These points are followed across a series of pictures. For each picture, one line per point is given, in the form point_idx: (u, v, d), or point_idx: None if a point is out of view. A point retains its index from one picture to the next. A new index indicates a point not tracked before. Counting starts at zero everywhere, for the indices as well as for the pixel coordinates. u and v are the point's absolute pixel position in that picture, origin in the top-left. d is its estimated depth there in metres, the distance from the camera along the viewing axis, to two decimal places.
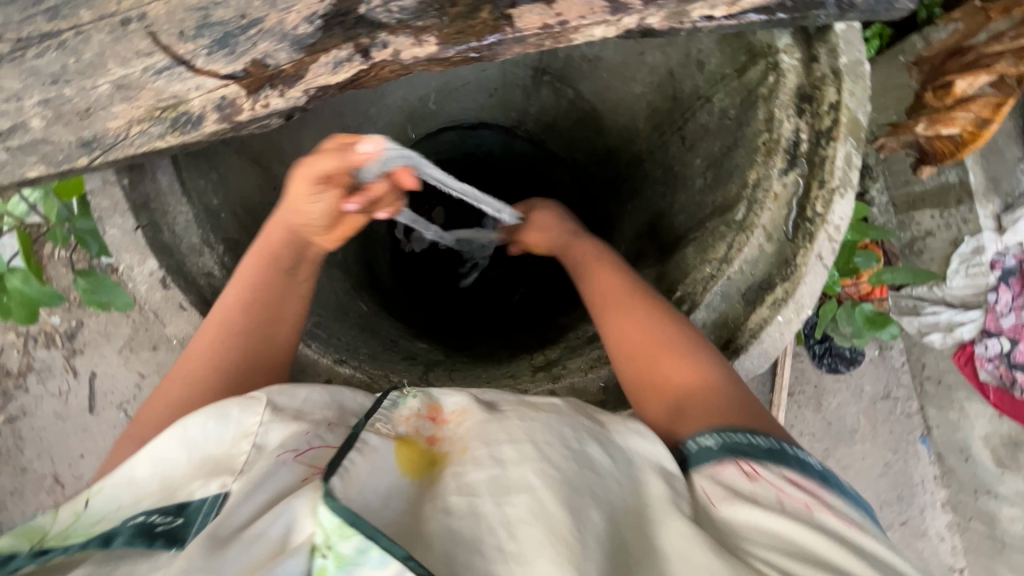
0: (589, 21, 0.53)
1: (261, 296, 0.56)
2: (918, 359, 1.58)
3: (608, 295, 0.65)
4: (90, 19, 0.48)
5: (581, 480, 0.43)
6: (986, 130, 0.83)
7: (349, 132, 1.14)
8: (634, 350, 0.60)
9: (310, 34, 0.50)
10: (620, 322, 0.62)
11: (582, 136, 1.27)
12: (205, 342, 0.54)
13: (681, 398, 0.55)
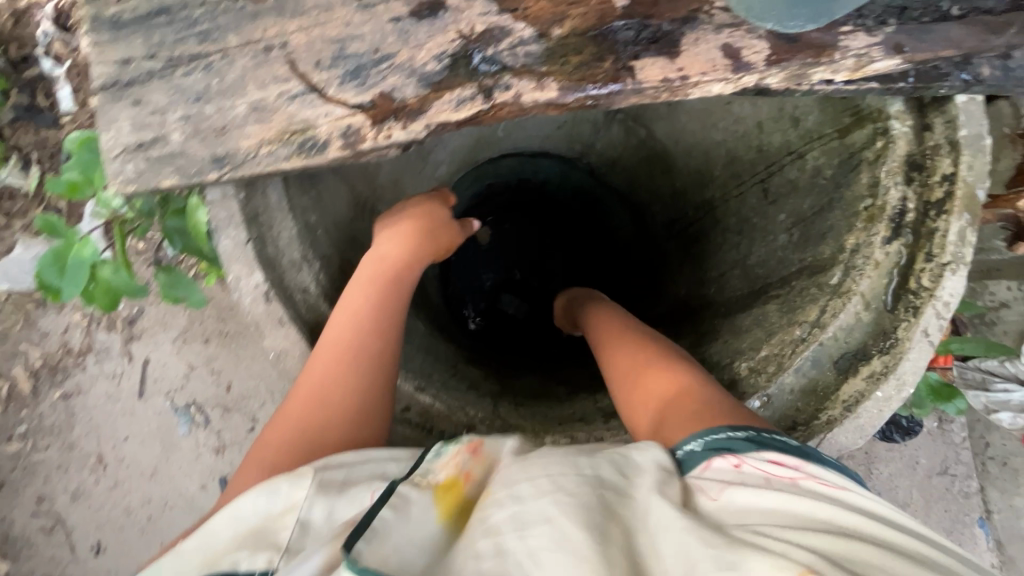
0: (710, 78, 0.53)
1: (350, 341, 0.54)
2: (980, 437, 1.49)
3: (611, 340, 0.69)
4: (236, 43, 0.51)
5: (598, 504, 0.40)
6: None
7: (425, 153, 1.16)
8: (622, 386, 0.61)
9: (437, 71, 0.52)
10: (613, 357, 0.65)
11: (649, 174, 1.27)
12: (306, 397, 0.52)
13: (665, 415, 0.53)
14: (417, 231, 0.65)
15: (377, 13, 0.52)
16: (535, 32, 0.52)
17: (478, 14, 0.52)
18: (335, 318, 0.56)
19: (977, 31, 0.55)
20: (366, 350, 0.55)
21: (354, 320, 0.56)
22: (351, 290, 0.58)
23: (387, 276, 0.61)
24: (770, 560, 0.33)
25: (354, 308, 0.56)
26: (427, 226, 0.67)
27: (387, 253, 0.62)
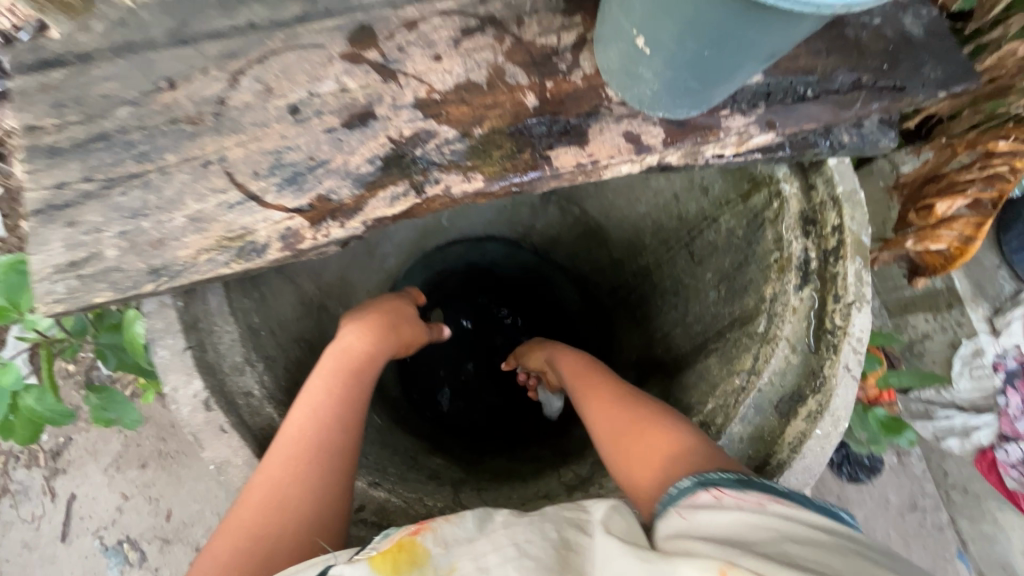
0: (618, 160, 0.60)
1: (310, 439, 0.53)
2: (938, 467, 1.58)
3: (594, 393, 0.69)
4: (175, 161, 0.54)
5: (561, 563, 0.45)
6: (970, 245, 0.86)
7: (371, 248, 1.21)
8: (613, 441, 0.61)
9: (369, 173, 0.56)
10: (600, 407, 0.66)
11: (587, 247, 1.34)
12: (261, 496, 0.49)
13: (656, 470, 0.55)
14: (380, 321, 0.67)
15: (311, 125, 0.56)
16: (459, 132, 0.58)
17: (404, 120, 0.57)
18: (296, 410, 0.55)
19: (831, 108, 0.65)
20: (325, 449, 0.53)
21: (315, 414, 0.54)
22: (317, 374, 0.58)
23: (352, 360, 0.61)
24: (697, 564, 0.39)
25: (313, 399, 0.55)
26: (390, 316, 0.68)
27: (351, 341, 0.63)
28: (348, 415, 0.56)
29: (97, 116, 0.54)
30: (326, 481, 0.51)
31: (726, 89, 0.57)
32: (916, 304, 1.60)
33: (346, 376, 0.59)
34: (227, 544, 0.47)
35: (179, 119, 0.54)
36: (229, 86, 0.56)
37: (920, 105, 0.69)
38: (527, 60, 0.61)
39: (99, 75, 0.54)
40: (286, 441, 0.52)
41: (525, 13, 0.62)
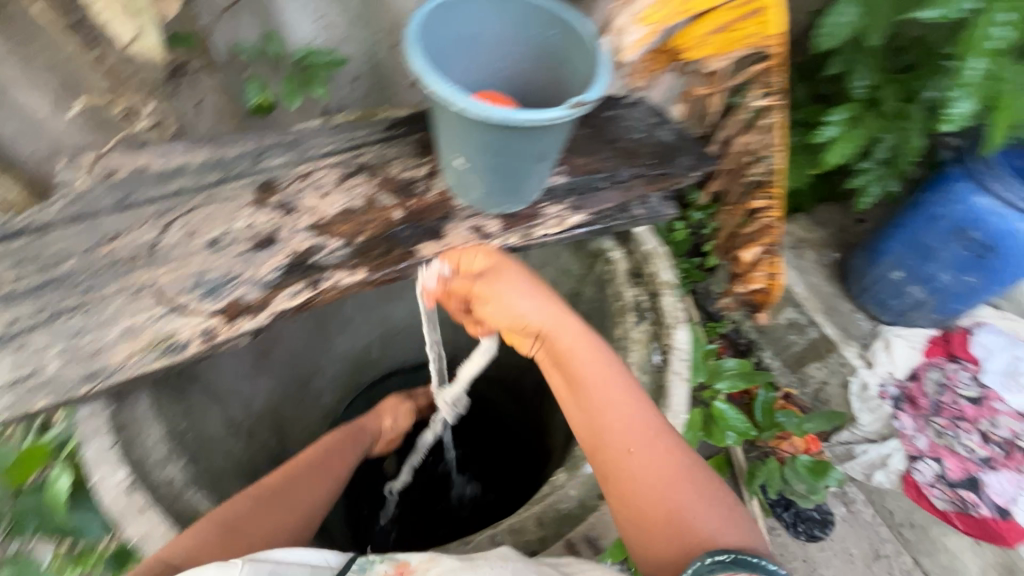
0: (469, 245, 0.80)
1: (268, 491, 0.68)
2: (883, 507, 1.69)
3: (612, 401, 0.67)
4: (113, 290, 0.68)
5: None
6: (776, 280, 1.11)
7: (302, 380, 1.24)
8: (636, 483, 0.63)
9: (273, 278, 0.72)
10: (620, 432, 0.66)
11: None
12: (218, 516, 0.62)
13: (671, 519, 0.61)
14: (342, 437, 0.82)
15: (227, 251, 0.73)
16: (344, 242, 0.77)
17: (300, 239, 0.76)
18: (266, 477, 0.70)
19: (619, 192, 0.91)
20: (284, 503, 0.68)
21: (280, 477, 0.70)
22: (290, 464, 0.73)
23: (320, 454, 0.76)
24: None
25: (283, 470, 0.71)
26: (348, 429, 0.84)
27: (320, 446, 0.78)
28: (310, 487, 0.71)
29: (50, 267, 0.69)
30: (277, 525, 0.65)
31: (532, 186, 0.80)
32: (806, 355, 1.82)
33: (313, 467, 0.74)
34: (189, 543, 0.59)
35: (118, 260, 0.71)
36: (162, 233, 0.74)
37: (686, 183, 0.96)
38: (393, 188, 0.83)
39: (55, 239, 0.71)
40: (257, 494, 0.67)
41: (389, 159, 0.87)
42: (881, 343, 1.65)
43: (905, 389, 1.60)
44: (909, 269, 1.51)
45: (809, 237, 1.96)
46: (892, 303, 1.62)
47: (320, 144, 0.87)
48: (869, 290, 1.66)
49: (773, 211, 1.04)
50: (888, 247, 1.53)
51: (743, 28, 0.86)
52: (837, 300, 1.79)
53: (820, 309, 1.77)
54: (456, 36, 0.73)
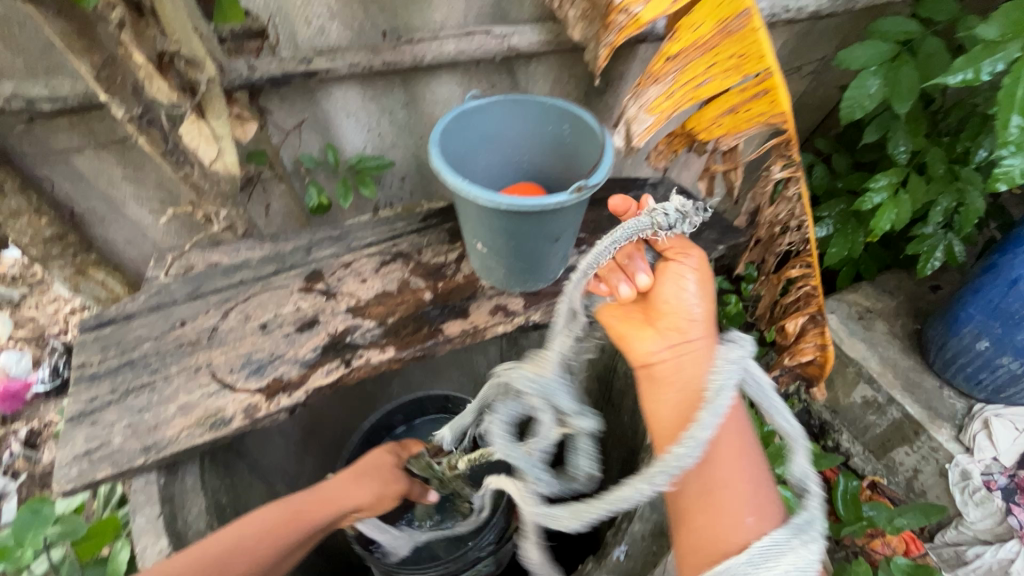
0: (492, 323, 0.85)
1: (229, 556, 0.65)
2: None
3: (742, 461, 0.64)
4: (175, 369, 0.77)
5: None
6: (827, 351, 1.04)
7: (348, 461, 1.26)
8: (723, 469, 0.63)
9: (312, 357, 0.79)
10: (737, 488, 0.62)
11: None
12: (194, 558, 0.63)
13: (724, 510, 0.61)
14: (323, 501, 0.76)
15: (274, 334, 0.82)
16: (377, 322, 0.83)
17: (339, 320, 0.83)
18: (213, 543, 0.65)
19: None
20: (230, 564, 0.65)
21: (242, 550, 0.66)
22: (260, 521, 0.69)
23: (314, 504, 0.75)
24: None
25: (245, 529, 0.67)
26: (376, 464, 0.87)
27: (306, 496, 0.75)
28: (271, 550, 0.69)
29: (128, 349, 0.80)
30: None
31: (554, 264, 0.84)
32: (891, 438, 1.66)
33: (288, 526, 0.71)
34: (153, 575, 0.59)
35: (184, 342, 0.80)
36: (222, 318, 0.84)
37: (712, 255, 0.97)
38: (425, 272, 0.91)
39: (136, 326, 0.82)
40: (177, 565, 0.61)
41: (423, 246, 0.95)
42: (980, 424, 1.49)
43: (1016, 480, 1.43)
44: (995, 338, 1.41)
45: (877, 307, 1.87)
46: (984, 377, 1.50)
47: (363, 236, 0.96)
48: (953, 361, 1.55)
49: (811, 280, 1.00)
50: (967, 313, 1.45)
51: (751, 108, 0.87)
52: (914, 373, 1.67)
53: (899, 386, 1.63)
54: (471, 137, 0.82)
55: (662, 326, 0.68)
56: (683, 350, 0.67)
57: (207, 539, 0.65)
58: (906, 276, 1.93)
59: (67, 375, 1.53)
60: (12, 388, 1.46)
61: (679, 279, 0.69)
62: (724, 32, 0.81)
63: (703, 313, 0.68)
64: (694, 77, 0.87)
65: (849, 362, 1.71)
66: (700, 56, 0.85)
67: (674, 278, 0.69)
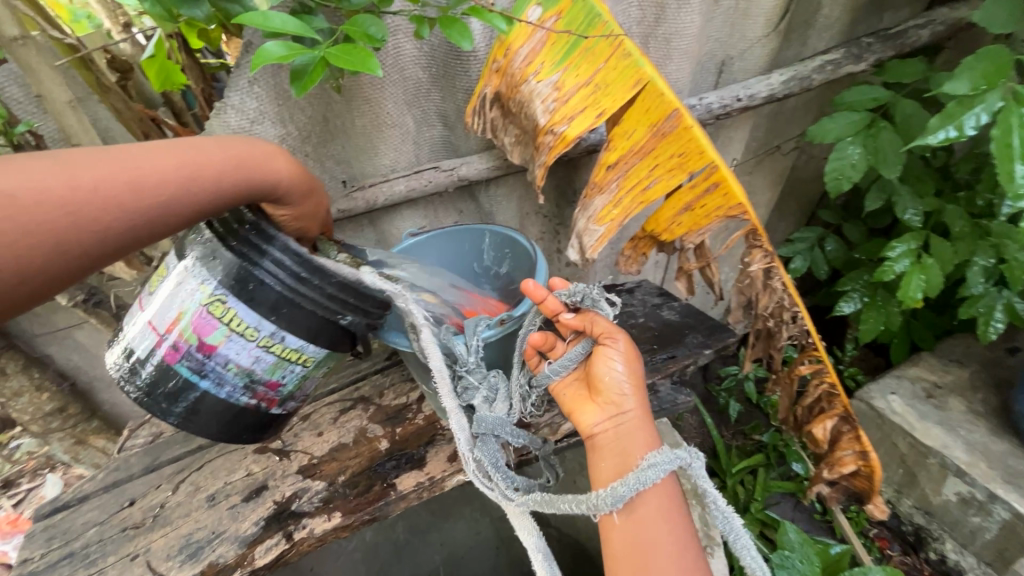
0: (452, 471, 0.77)
1: (178, 198, 0.51)
2: None
3: (664, 515, 0.60)
4: (112, 559, 0.72)
5: None
6: (870, 459, 0.86)
7: None
8: (647, 540, 0.59)
9: (253, 532, 0.72)
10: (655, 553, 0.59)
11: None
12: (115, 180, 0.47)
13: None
14: (192, 174, 0.52)
15: (219, 505, 0.76)
16: (325, 483, 0.76)
17: (287, 483, 0.77)
18: (42, 182, 0.43)
19: None
20: (59, 242, 0.44)
21: (69, 199, 0.44)
22: (97, 168, 0.46)
23: (174, 178, 0.50)
24: None
25: (80, 178, 0.45)
26: (254, 156, 0.56)
27: (159, 165, 0.50)
28: (132, 246, 0.50)
29: (71, 538, 0.75)
30: (42, 266, 0.44)
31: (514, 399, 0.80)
32: (1008, 546, 1.39)
33: (147, 201, 0.49)
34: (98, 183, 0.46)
35: (128, 525, 0.76)
36: (170, 493, 0.79)
37: (701, 361, 0.87)
38: (384, 417, 0.85)
39: (86, 509, 0.79)
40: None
41: (385, 387, 0.90)
42: None
43: None
44: None
45: (946, 380, 1.63)
46: None
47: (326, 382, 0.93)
48: None
49: (826, 377, 0.87)
50: None
51: (707, 205, 0.82)
52: (1014, 460, 1.41)
53: (998, 480, 1.37)
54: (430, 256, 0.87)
55: (601, 404, 0.67)
56: (620, 424, 0.65)
57: (13, 163, 0.43)
58: (972, 340, 1.70)
59: None
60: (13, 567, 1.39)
61: (607, 359, 0.67)
62: (659, 134, 0.79)
63: (632, 387, 0.67)
64: (639, 181, 0.83)
65: (929, 453, 1.47)
66: (640, 161, 0.82)
67: (605, 359, 0.67)
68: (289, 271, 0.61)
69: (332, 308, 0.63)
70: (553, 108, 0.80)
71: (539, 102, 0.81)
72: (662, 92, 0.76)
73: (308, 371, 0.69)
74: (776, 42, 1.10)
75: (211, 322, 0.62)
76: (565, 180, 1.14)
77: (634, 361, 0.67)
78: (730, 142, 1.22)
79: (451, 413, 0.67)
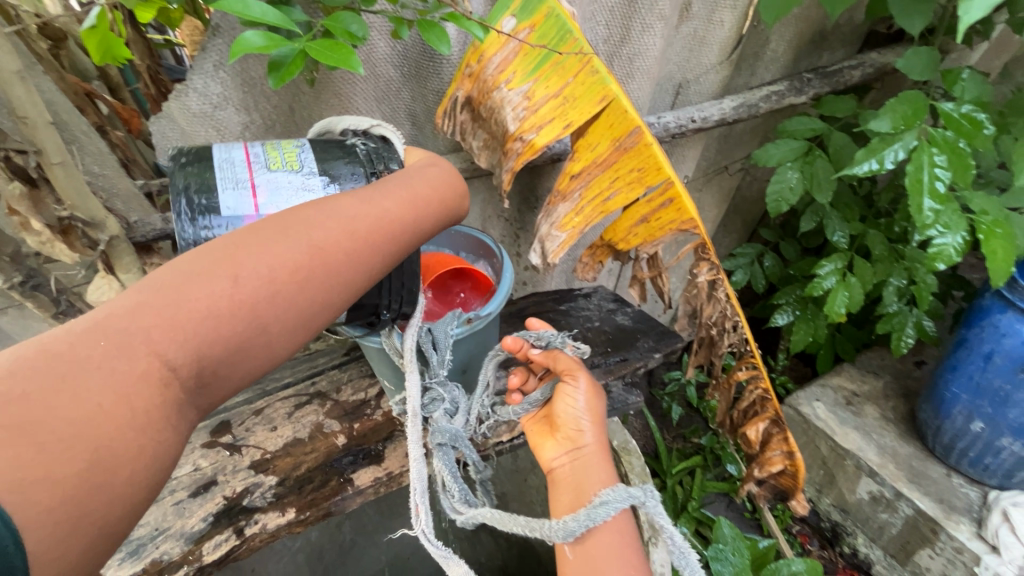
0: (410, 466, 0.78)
1: (408, 236, 0.55)
2: None
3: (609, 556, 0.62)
4: None
5: None
6: (796, 459, 0.93)
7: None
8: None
9: (200, 528, 0.70)
10: None
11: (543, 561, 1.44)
12: (369, 224, 0.51)
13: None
14: (423, 208, 0.56)
15: (163, 501, 0.73)
16: (279, 478, 0.75)
17: (238, 478, 0.75)
18: (329, 236, 0.49)
19: None
20: (336, 283, 0.49)
21: (346, 241, 0.49)
22: (364, 215, 0.51)
23: (407, 215, 0.54)
24: None
25: (355, 227, 0.50)
26: (454, 190, 0.61)
27: (402, 208, 0.54)
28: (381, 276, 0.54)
29: None
30: (323, 301, 0.48)
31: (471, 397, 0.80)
32: (910, 539, 1.54)
33: (393, 242, 0.53)
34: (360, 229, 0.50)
35: None
36: None
37: (650, 365, 0.92)
38: (341, 412, 0.84)
39: None
40: (279, 284, 0.45)
41: (343, 382, 0.89)
42: (999, 517, 1.37)
43: None
44: (987, 417, 1.36)
45: (863, 389, 1.79)
46: (989, 462, 1.43)
47: (281, 377, 0.91)
48: (955, 447, 1.48)
49: (761, 383, 0.94)
50: (953, 395, 1.41)
51: (662, 217, 0.87)
52: (917, 462, 1.57)
53: (903, 480, 1.52)
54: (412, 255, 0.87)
55: (559, 437, 0.72)
56: (578, 458, 0.70)
57: (308, 220, 0.49)
58: (885, 353, 1.88)
59: None
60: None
61: (568, 395, 0.72)
62: (620, 148, 0.83)
63: (591, 422, 0.71)
64: (600, 192, 0.87)
65: (847, 455, 1.61)
66: (602, 173, 0.86)
67: (567, 395, 0.72)
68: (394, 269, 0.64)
69: (390, 297, 0.65)
70: (522, 116, 0.83)
71: (509, 109, 0.83)
72: (626, 109, 0.81)
73: None
74: (728, 71, 1.18)
75: None
76: (526, 187, 1.18)
77: (597, 401, 0.72)
78: (683, 160, 1.29)
79: (410, 419, 0.68)
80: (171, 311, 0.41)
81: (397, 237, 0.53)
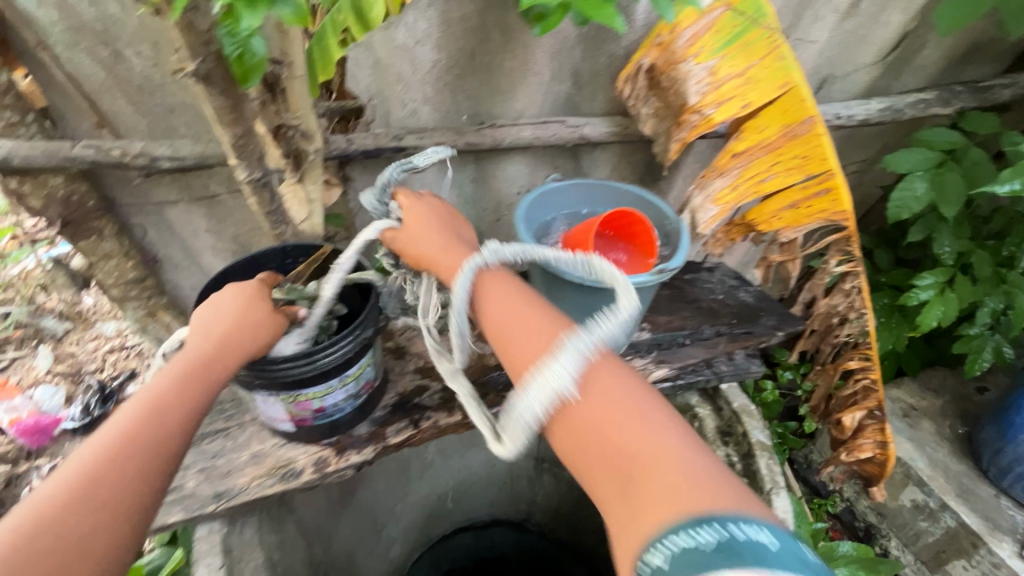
0: None
1: (226, 353, 0.57)
2: None
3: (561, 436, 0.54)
4: (250, 417, 0.79)
5: None
6: (888, 448, 1.01)
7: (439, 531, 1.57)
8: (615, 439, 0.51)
9: (381, 415, 0.80)
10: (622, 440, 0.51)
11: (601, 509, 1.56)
12: (197, 358, 0.55)
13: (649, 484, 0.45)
14: (231, 333, 0.58)
15: None
16: (442, 385, 0.86)
17: (407, 380, 0.86)
18: (175, 360, 0.54)
19: (703, 348, 0.95)
20: (177, 406, 0.52)
21: (175, 368, 0.54)
22: (198, 340, 0.56)
23: (224, 332, 0.57)
24: None
25: (184, 355, 0.55)
26: (274, 302, 0.62)
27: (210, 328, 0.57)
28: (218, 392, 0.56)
29: None
30: (184, 420, 0.52)
31: (620, 340, 0.87)
32: (945, 549, 1.60)
33: (217, 361, 0.56)
34: (198, 355, 0.55)
35: None
36: None
37: (771, 341, 0.98)
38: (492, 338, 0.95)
39: None
40: (150, 398, 0.51)
41: None
42: None
43: None
44: None
45: (922, 404, 1.83)
46: None
47: None
48: (1011, 470, 1.53)
49: (872, 373, 1.00)
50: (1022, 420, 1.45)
51: (813, 205, 0.92)
52: (967, 479, 1.63)
53: (952, 493, 1.59)
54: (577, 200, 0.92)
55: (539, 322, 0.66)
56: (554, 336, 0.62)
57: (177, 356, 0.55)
58: (949, 373, 1.91)
59: (95, 415, 1.62)
60: (43, 422, 1.53)
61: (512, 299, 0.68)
62: (790, 135, 0.88)
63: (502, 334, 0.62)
64: (757, 173, 0.93)
65: (896, 462, 1.68)
66: (764, 155, 0.91)
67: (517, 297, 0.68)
68: (301, 361, 0.63)
69: (356, 349, 0.68)
70: (704, 91, 0.88)
71: (692, 82, 0.88)
72: (805, 98, 0.85)
73: (355, 390, 0.73)
74: (877, 72, 1.19)
75: (304, 400, 0.69)
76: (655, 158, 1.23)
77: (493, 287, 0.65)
78: None
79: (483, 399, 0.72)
80: (93, 474, 0.45)
81: (207, 357, 0.55)
